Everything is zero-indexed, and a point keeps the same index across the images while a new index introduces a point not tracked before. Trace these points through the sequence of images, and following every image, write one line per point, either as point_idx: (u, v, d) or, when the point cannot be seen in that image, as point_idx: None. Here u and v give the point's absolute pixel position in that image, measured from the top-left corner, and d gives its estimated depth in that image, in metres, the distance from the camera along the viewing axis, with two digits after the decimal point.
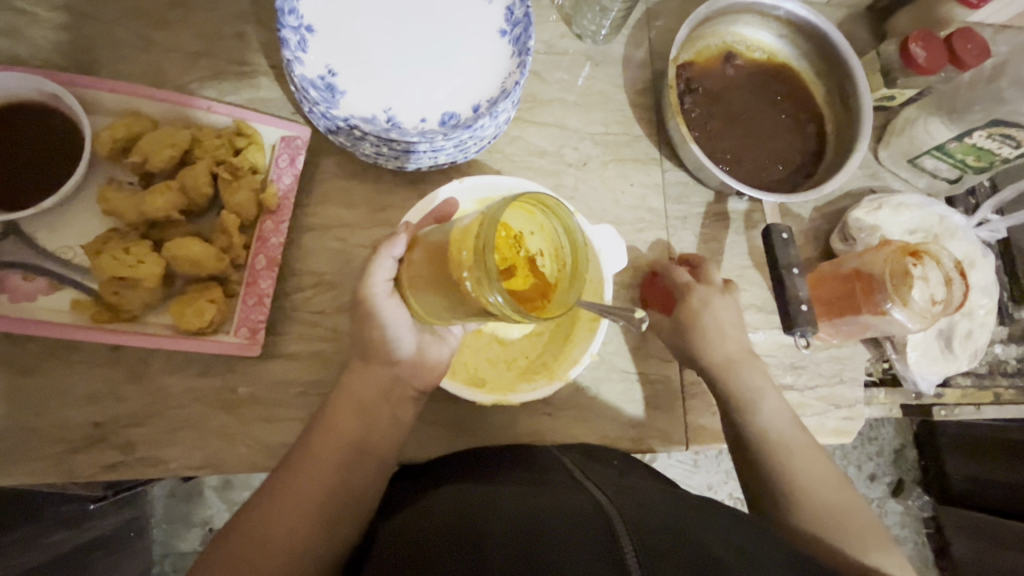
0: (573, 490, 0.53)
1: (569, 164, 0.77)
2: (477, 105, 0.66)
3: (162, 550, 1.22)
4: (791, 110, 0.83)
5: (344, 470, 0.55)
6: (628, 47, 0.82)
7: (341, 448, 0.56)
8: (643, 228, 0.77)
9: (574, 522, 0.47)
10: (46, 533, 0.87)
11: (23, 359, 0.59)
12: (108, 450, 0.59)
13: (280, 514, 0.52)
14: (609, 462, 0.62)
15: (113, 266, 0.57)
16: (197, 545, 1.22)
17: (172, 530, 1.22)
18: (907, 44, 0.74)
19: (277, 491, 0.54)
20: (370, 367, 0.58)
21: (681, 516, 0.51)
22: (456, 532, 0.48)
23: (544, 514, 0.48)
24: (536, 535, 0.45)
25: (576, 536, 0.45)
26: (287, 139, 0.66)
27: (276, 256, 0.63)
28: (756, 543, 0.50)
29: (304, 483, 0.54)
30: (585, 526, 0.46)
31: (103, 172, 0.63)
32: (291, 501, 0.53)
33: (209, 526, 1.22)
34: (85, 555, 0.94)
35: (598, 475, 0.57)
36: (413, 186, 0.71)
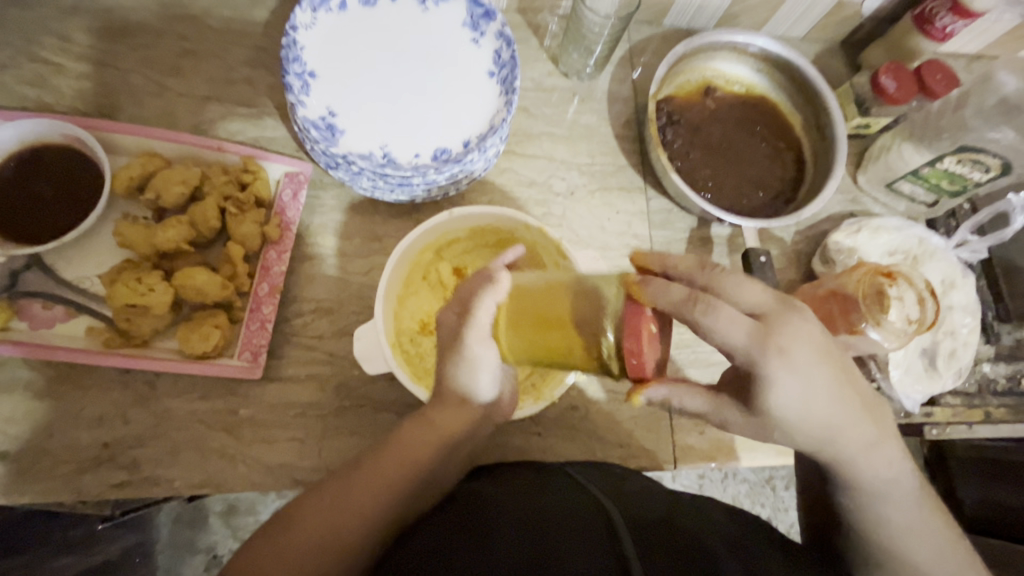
0: (567, 485, 0.60)
1: (557, 193, 0.81)
2: (467, 141, 0.71)
3: None
4: (769, 140, 0.87)
5: (399, 497, 0.56)
6: (612, 83, 0.87)
7: (400, 478, 0.57)
8: (629, 253, 0.80)
9: (576, 520, 0.54)
10: (55, 558, 0.89)
11: (40, 382, 0.63)
12: (115, 469, 0.62)
13: (327, 522, 0.53)
14: (611, 470, 0.66)
15: (126, 294, 0.61)
16: (201, 571, 1.23)
17: (176, 556, 1.23)
18: (877, 76, 0.79)
19: (315, 503, 0.55)
20: (450, 407, 0.59)
21: (663, 509, 0.59)
22: (471, 533, 0.54)
23: (548, 522, 0.54)
24: (541, 531, 0.53)
25: (580, 533, 0.53)
26: (291, 174, 0.71)
27: (278, 284, 0.67)
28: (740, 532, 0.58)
29: (348, 504, 0.55)
30: (585, 523, 0.54)
31: (120, 207, 0.68)
32: (328, 516, 0.53)
33: (213, 553, 1.24)
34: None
35: (598, 479, 0.62)
36: (408, 217, 0.75)
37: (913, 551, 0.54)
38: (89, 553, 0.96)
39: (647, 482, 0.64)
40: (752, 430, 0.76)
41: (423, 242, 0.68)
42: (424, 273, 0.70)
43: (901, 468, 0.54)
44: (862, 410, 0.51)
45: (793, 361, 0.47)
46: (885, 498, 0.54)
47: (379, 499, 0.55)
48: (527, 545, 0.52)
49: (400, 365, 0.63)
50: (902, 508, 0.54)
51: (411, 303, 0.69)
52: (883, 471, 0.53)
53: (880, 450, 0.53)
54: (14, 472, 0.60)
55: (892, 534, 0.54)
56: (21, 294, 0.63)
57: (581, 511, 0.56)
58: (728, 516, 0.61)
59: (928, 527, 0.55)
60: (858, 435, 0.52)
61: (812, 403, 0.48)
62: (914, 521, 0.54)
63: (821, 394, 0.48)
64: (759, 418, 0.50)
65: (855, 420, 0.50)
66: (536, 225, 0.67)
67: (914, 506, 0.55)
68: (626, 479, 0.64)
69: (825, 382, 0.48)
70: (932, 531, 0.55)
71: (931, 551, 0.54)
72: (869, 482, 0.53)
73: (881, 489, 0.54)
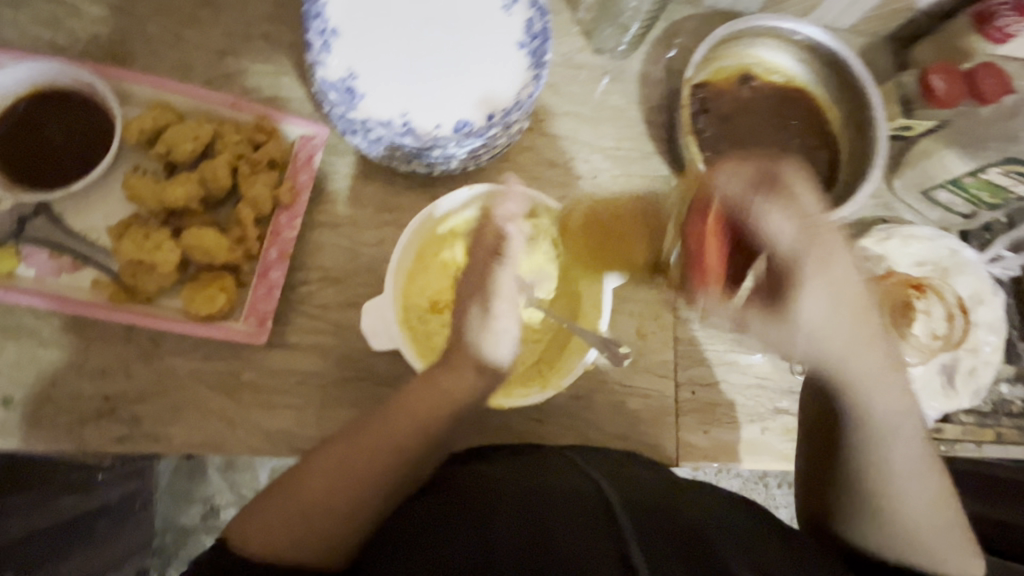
0: (567, 468, 0.61)
1: (579, 176, 0.78)
2: (491, 115, 0.68)
3: (163, 522, 1.26)
4: (803, 136, 0.84)
5: (398, 460, 0.55)
6: (645, 64, 0.83)
7: (407, 444, 0.55)
8: (648, 244, 0.78)
9: (576, 507, 0.54)
10: (54, 498, 0.92)
11: (44, 331, 0.62)
12: (116, 423, 0.62)
13: (327, 485, 0.53)
14: (610, 453, 0.66)
15: (135, 251, 0.60)
16: (198, 521, 1.26)
17: (175, 505, 1.26)
18: (925, 76, 0.75)
19: (310, 467, 0.54)
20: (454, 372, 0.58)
21: (663, 496, 0.59)
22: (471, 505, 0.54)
23: (547, 505, 0.54)
24: (543, 513, 0.53)
25: (579, 521, 0.52)
26: (306, 137, 0.69)
27: (287, 250, 0.66)
28: (747, 529, 0.57)
29: (351, 469, 0.54)
30: (587, 513, 0.54)
31: (130, 160, 0.66)
32: (330, 481, 0.53)
33: (211, 504, 1.26)
34: (91, 522, 0.99)
35: (599, 464, 0.63)
36: (423, 190, 0.73)
37: (902, 504, 0.55)
38: (90, 497, 0.99)
39: (649, 471, 0.64)
40: (758, 434, 0.74)
41: (434, 218, 0.66)
42: (435, 249, 0.68)
43: (901, 403, 0.55)
44: (864, 340, 0.55)
45: (817, 278, 0.54)
46: (893, 435, 0.55)
47: (382, 476, 0.54)
48: (526, 523, 0.52)
49: (408, 342, 0.63)
50: (911, 449, 0.55)
51: (422, 279, 0.67)
52: (886, 406, 0.55)
53: (881, 376, 0.55)
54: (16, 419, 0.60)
55: (889, 474, 0.55)
56: (28, 241, 0.62)
57: (583, 499, 0.55)
58: (735, 514, 0.60)
59: (920, 474, 0.56)
60: (864, 362, 0.55)
61: (822, 310, 0.54)
62: (909, 466, 0.55)
63: (830, 307, 0.54)
64: (767, 283, 0.57)
65: (855, 347, 0.54)
66: (557, 214, 0.69)
67: (909, 451, 0.55)
68: (629, 467, 0.63)
69: (840, 309, 0.54)
70: (926, 484, 0.56)
71: (923, 500, 0.55)
72: (870, 418, 0.55)
73: (893, 421, 0.55)
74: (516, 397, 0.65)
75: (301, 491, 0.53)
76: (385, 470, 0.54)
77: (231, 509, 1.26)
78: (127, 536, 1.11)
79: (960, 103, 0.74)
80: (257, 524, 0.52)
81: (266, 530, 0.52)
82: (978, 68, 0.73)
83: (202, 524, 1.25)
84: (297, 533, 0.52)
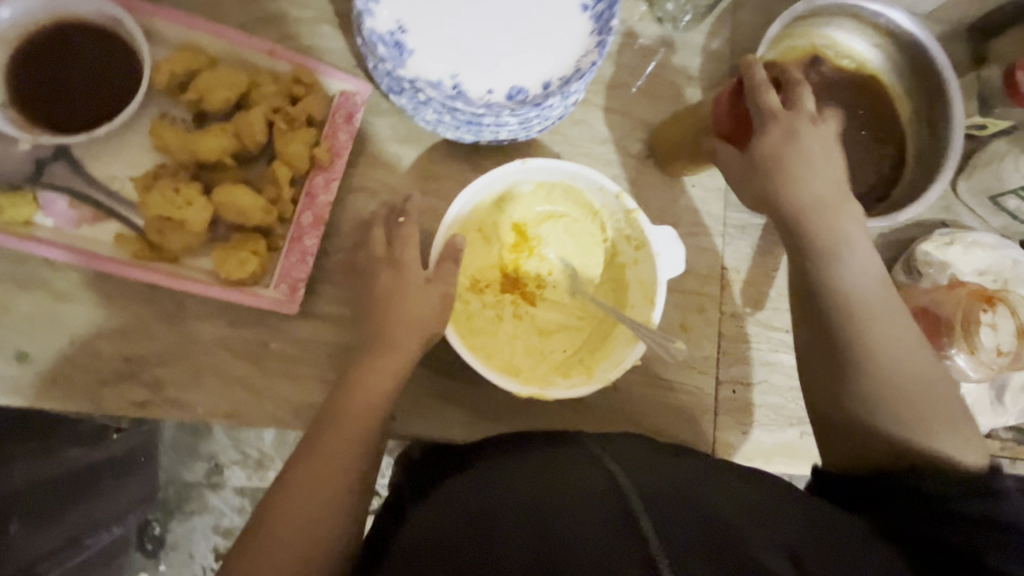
0: (585, 462, 0.52)
1: (631, 155, 0.74)
2: (547, 82, 0.62)
3: (166, 477, 1.13)
4: (870, 128, 0.78)
5: (354, 446, 0.53)
6: (708, 38, 0.77)
7: (352, 455, 0.53)
8: (698, 232, 0.74)
9: (588, 511, 0.46)
10: (65, 448, 0.91)
11: (62, 285, 0.58)
12: (137, 386, 0.59)
13: (296, 504, 0.50)
14: (632, 438, 0.59)
15: (162, 206, 0.56)
16: (201, 480, 1.14)
17: (179, 458, 1.14)
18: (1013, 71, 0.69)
19: (285, 493, 0.50)
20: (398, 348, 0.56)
21: (695, 482, 0.51)
22: (465, 526, 0.49)
23: (546, 500, 0.49)
24: (549, 527, 0.46)
25: (591, 525, 0.45)
26: (346, 94, 0.64)
27: (324, 215, 0.61)
28: (777, 506, 0.49)
29: (312, 483, 0.51)
30: (603, 516, 0.45)
31: (157, 105, 0.61)
32: (303, 505, 0.50)
33: (214, 462, 1.14)
34: (95, 477, 0.96)
35: (617, 447, 0.55)
36: (466, 159, 0.68)
37: (893, 363, 0.54)
38: (95, 449, 0.96)
39: (692, 460, 0.56)
40: (797, 438, 0.72)
41: (483, 191, 0.61)
42: (481, 224, 0.64)
43: (897, 322, 0.55)
44: (845, 228, 0.57)
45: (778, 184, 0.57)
46: (849, 270, 0.56)
47: (346, 494, 0.52)
48: (527, 536, 0.46)
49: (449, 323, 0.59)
50: (874, 288, 0.56)
51: (467, 257, 0.64)
52: (869, 283, 0.56)
53: (866, 268, 0.56)
54: (32, 376, 0.57)
55: (867, 341, 0.54)
56: (47, 187, 0.58)
57: (597, 501, 0.47)
58: (756, 487, 0.52)
59: (907, 347, 0.54)
60: (851, 249, 0.56)
61: (803, 168, 0.56)
62: (892, 333, 0.54)
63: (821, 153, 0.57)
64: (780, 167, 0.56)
65: (835, 227, 0.57)
66: (613, 191, 0.62)
67: (891, 315, 0.55)
68: (661, 456, 0.55)
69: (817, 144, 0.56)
70: (904, 329, 0.55)
71: (909, 378, 0.53)
72: (840, 269, 0.56)
73: (853, 262, 0.56)
74: (558, 390, 0.59)
75: (275, 528, 0.49)
76: (343, 482, 0.52)
77: (236, 468, 1.14)
78: (133, 490, 1.05)
79: None
80: (240, 574, 0.47)
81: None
82: None
83: (204, 483, 1.14)
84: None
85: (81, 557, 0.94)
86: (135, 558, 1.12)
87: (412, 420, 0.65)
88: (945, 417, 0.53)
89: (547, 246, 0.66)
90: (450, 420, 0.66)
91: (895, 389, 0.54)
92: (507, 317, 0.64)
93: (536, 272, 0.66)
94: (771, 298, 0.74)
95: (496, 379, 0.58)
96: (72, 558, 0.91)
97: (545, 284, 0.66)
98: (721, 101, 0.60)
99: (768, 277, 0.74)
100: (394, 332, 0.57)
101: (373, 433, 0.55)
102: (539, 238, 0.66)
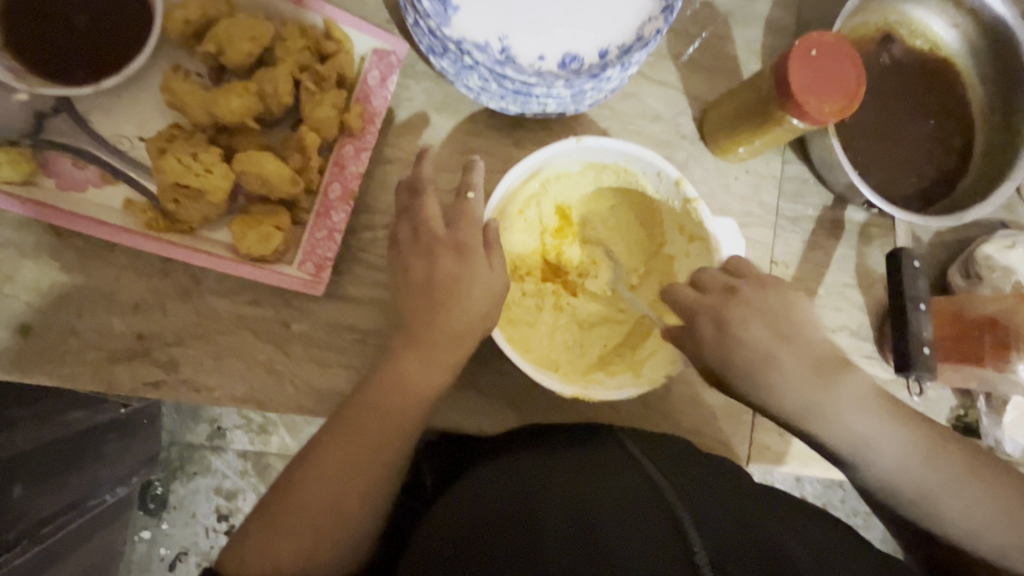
0: (625, 468, 0.49)
1: (683, 136, 0.68)
2: (605, 50, 0.55)
3: (169, 439, 1.05)
4: (940, 117, 0.72)
5: (388, 451, 0.48)
6: (774, 9, 0.71)
7: (389, 441, 0.49)
8: (749, 223, 0.69)
9: (635, 523, 0.42)
10: (64, 411, 0.73)
11: (69, 254, 0.54)
12: (151, 365, 0.55)
13: (318, 489, 0.46)
14: (681, 449, 0.55)
15: (178, 171, 0.50)
16: (204, 442, 1.05)
17: (182, 421, 1.05)
18: None
19: (316, 461, 0.47)
20: (431, 338, 0.52)
21: (745, 508, 0.47)
22: (507, 523, 0.43)
23: (600, 509, 0.44)
24: (596, 532, 0.42)
25: (642, 539, 0.41)
26: (380, 52, 0.57)
27: (353, 188, 0.56)
28: (833, 547, 0.46)
29: (343, 464, 0.47)
30: (650, 530, 0.41)
31: (169, 57, 0.55)
32: (333, 489, 0.46)
33: (217, 425, 1.05)
34: (102, 437, 0.80)
35: (667, 462, 0.51)
36: (508, 132, 0.63)
37: (944, 508, 0.50)
38: (100, 410, 0.79)
39: (725, 471, 0.53)
40: None
41: (530, 170, 0.56)
42: (525, 206, 0.59)
43: (912, 446, 0.50)
44: (832, 395, 0.51)
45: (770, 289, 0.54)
46: (876, 456, 0.51)
47: (376, 484, 0.48)
48: (575, 541, 0.41)
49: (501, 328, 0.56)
50: (893, 449, 0.50)
51: (509, 240, 0.60)
52: (883, 442, 0.50)
53: (881, 431, 0.51)
54: (38, 350, 0.53)
55: (902, 488, 0.51)
56: (48, 144, 0.52)
57: (646, 514, 0.43)
58: (810, 522, 0.49)
59: (958, 485, 0.50)
60: (856, 426, 0.51)
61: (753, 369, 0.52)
62: (933, 484, 0.50)
63: (758, 355, 0.51)
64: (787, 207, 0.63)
65: (830, 404, 0.51)
66: (673, 177, 0.57)
67: (923, 460, 0.50)
68: (709, 471, 0.52)
69: (756, 333, 0.52)
70: (939, 464, 0.50)
71: (984, 519, 0.49)
72: (850, 443, 0.51)
73: (866, 446, 0.50)
74: (602, 390, 0.55)
75: (302, 502, 0.46)
76: (382, 467, 0.48)
77: (240, 432, 1.06)
78: (136, 453, 0.91)
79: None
80: (260, 543, 0.44)
81: (274, 545, 0.44)
82: None
83: (207, 445, 1.05)
84: (308, 549, 0.45)
85: (81, 521, 0.79)
86: (137, 518, 1.03)
87: (441, 412, 0.61)
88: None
89: (592, 233, 0.62)
90: (481, 410, 0.62)
91: (951, 519, 0.50)
92: (547, 307, 0.61)
93: (579, 260, 0.62)
94: (820, 296, 0.70)
95: (537, 375, 0.53)
96: (71, 523, 0.76)
97: (586, 273, 0.62)
98: (785, 63, 0.54)
99: (818, 273, 0.70)
100: (454, 328, 0.52)
101: (418, 418, 0.50)
102: (583, 223, 0.62)
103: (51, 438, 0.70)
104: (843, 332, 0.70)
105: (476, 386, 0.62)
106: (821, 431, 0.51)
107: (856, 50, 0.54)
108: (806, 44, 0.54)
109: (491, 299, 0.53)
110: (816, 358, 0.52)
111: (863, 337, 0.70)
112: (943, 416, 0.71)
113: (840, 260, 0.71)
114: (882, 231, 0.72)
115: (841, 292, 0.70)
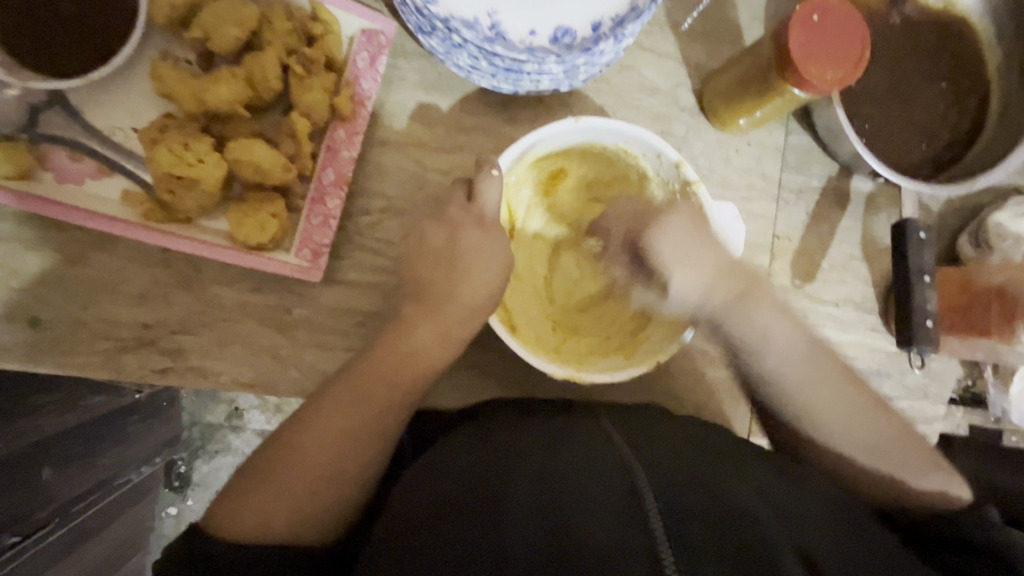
0: (590, 438, 0.49)
1: (683, 108, 0.66)
2: (598, 22, 0.53)
3: (187, 419, 1.07)
4: (954, 78, 0.69)
5: (370, 433, 0.49)
6: None
7: (377, 421, 0.50)
8: (751, 196, 0.68)
9: (594, 486, 0.43)
10: (83, 396, 0.73)
11: (73, 248, 0.55)
12: (158, 353, 0.56)
13: (297, 468, 0.47)
14: (644, 413, 0.56)
15: (171, 163, 0.50)
16: (223, 422, 1.07)
17: (200, 403, 1.07)
18: (830, 80, 0.52)
19: (309, 428, 0.48)
20: (428, 322, 0.52)
21: (709, 467, 0.47)
22: (475, 491, 0.44)
23: (568, 472, 0.45)
24: (559, 500, 0.42)
25: (597, 502, 0.41)
26: (368, 32, 0.57)
27: (347, 173, 0.56)
28: (801, 505, 0.45)
29: (344, 435, 0.48)
30: (609, 495, 0.42)
31: (157, 45, 0.55)
32: (313, 466, 0.47)
33: (234, 406, 1.06)
34: (122, 422, 0.81)
35: (630, 428, 0.52)
36: (502, 110, 0.62)
37: (817, 412, 0.53)
38: (120, 396, 0.79)
39: (692, 431, 0.53)
40: None
41: (527, 151, 0.55)
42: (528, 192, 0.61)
43: (846, 405, 0.53)
44: (745, 303, 0.55)
45: (731, 311, 0.55)
46: (772, 353, 0.54)
47: (364, 462, 0.49)
48: (538, 511, 0.41)
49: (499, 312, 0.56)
50: (778, 348, 0.54)
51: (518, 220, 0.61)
52: (777, 342, 0.54)
53: (769, 330, 0.54)
54: (48, 341, 0.54)
55: (784, 390, 0.54)
56: (45, 138, 0.52)
57: (606, 480, 0.43)
58: (785, 483, 0.48)
59: (829, 384, 0.54)
60: (792, 375, 0.54)
61: (696, 276, 0.56)
62: (806, 380, 0.54)
63: (706, 277, 0.56)
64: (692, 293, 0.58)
65: (740, 300, 0.55)
66: (673, 160, 0.56)
67: (802, 358, 0.54)
68: (676, 432, 0.53)
69: (692, 230, 0.56)
70: (820, 370, 0.54)
71: (844, 422, 0.53)
72: (755, 337, 0.55)
73: (761, 339, 0.54)
74: (594, 372, 0.55)
75: (295, 470, 0.47)
76: (374, 440, 0.49)
77: (257, 411, 1.06)
78: (157, 436, 0.92)
79: (840, 69, 0.52)
80: (253, 503, 0.45)
81: (271, 507, 0.45)
82: (851, 43, 0.52)
83: (226, 425, 1.07)
84: (303, 511, 0.46)
85: (112, 497, 0.83)
86: (164, 494, 1.07)
87: (440, 393, 0.62)
88: (907, 460, 0.52)
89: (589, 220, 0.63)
90: (481, 389, 0.63)
91: (815, 420, 0.54)
92: (543, 295, 0.61)
93: (576, 251, 0.63)
94: (823, 269, 0.69)
95: (533, 359, 0.53)
96: (101, 500, 0.79)
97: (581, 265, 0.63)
98: (785, 31, 0.52)
99: (822, 246, 0.69)
100: (449, 311, 0.53)
101: (403, 401, 0.51)
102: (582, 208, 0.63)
103: (74, 424, 0.70)
104: (848, 305, 0.69)
105: (476, 366, 0.63)
106: (728, 329, 0.56)
107: (861, 14, 0.52)
108: (808, 10, 0.52)
109: (489, 281, 0.53)
110: (735, 264, 0.56)
111: (868, 310, 0.69)
112: (949, 388, 0.70)
113: (846, 232, 0.69)
114: (889, 201, 0.70)
115: (847, 264, 0.69)
